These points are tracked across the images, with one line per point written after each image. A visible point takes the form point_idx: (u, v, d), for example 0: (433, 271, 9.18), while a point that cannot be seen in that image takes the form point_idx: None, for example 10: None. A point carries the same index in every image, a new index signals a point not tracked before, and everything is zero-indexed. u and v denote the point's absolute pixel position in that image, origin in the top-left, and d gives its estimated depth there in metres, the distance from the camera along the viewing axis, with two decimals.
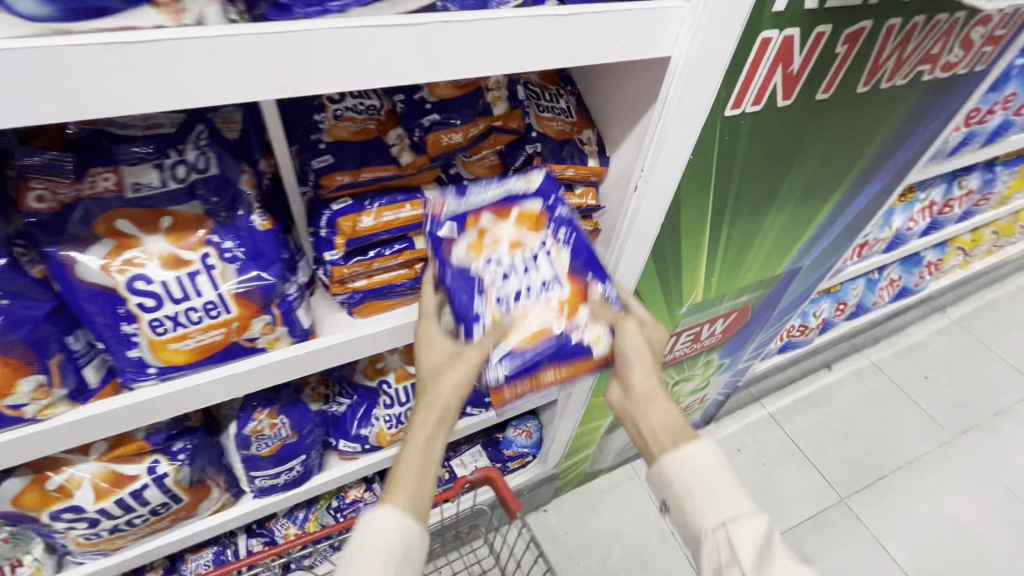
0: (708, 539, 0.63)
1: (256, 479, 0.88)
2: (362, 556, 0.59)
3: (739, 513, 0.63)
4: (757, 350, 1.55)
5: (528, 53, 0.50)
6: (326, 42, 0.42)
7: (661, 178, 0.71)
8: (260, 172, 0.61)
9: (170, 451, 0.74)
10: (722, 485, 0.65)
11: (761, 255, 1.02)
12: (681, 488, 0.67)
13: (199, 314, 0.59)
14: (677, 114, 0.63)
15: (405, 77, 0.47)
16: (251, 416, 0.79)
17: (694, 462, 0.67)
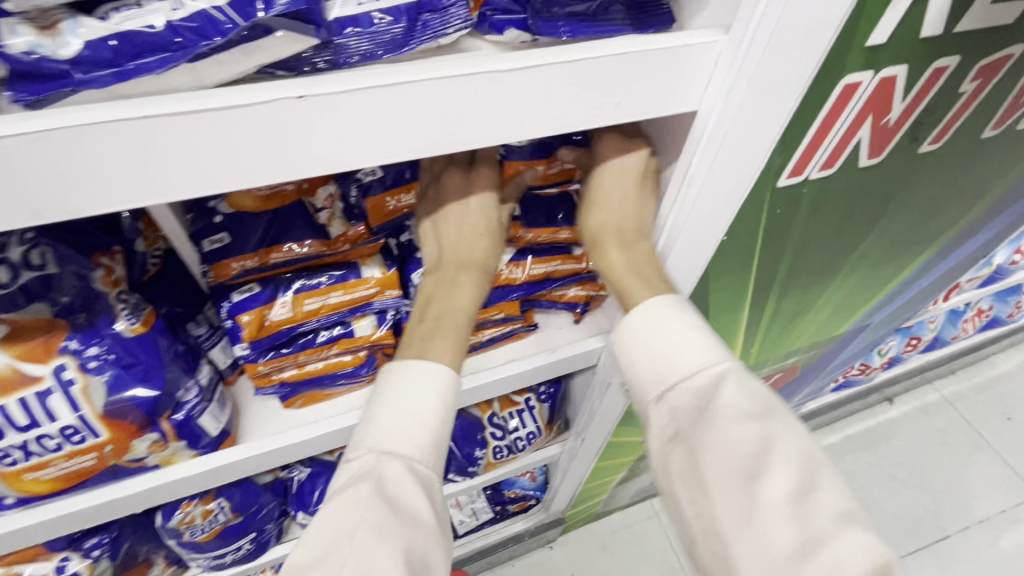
0: (654, 427, 0.47)
1: (197, 560, 0.77)
2: (404, 413, 0.47)
3: (685, 369, 0.46)
4: (806, 397, 1.33)
5: (458, 125, 0.33)
6: (112, 135, 0.27)
7: (682, 261, 0.51)
8: (140, 265, 0.52)
9: (81, 548, 0.65)
10: (671, 341, 0.47)
11: (817, 320, 0.80)
12: (625, 355, 0.49)
13: (57, 441, 0.46)
14: (705, 191, 0.44)
15: (264, 173, 0.32)
16: (177, 506, 0.69)
17: (659, 329, 0.47)
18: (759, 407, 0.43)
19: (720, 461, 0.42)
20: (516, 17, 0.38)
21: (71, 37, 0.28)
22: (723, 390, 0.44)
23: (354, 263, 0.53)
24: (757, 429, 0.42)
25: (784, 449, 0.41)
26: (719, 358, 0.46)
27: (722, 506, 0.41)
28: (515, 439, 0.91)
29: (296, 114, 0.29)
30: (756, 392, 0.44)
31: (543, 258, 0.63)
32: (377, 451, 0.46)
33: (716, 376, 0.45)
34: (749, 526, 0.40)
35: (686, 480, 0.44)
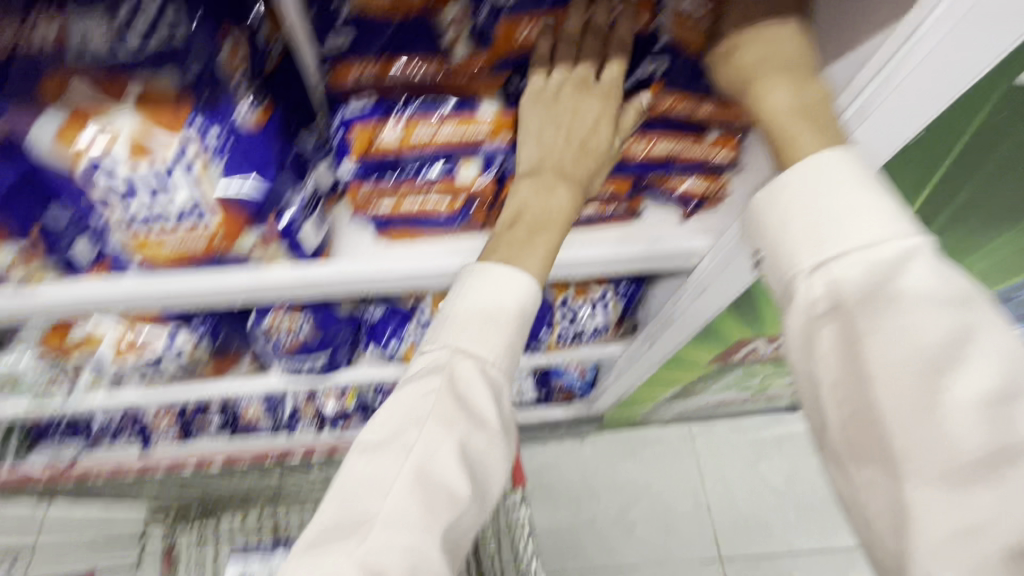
0: (805, 304, 0.41)
1: (280, 363, 0.86)
2: (495, 279, 0.54)
3: (866, 237, 0.40)
4: None
5: None
6: None
7: (856, 148, 0.45)
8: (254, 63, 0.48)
9: (190, 322, 0.75)
10: (843, 203, 0.40)
11: (957, 277, 0.71)
12: (781, 227, 0.43)
13: (176, 215, 0.48)
14: (924, 61, 0.37)
15: None
16: (269, 310, 0.75)
17: (821, 203, 0.41)
18: (956, 296, 0.37)
19: (897, 351, 0.37)
20: None
21: None
22: (910, 268, 0.38)
23: (472, 96, 0.50)
24: (953, 318, 0.37)
25: (987, 347, 0.36)
26: (908, 231, 0.39)
27: (882, 396, 0.38)
28: (581, 329, 0.90)
29: None
30: (953, 282, 0.38)
31: (672, 135, 0.55)
32: (453, 348, 0.54)
33: (902, 253, 0.39)
34: (932, 414, 0.36)
35: (836, 356, 0.40)
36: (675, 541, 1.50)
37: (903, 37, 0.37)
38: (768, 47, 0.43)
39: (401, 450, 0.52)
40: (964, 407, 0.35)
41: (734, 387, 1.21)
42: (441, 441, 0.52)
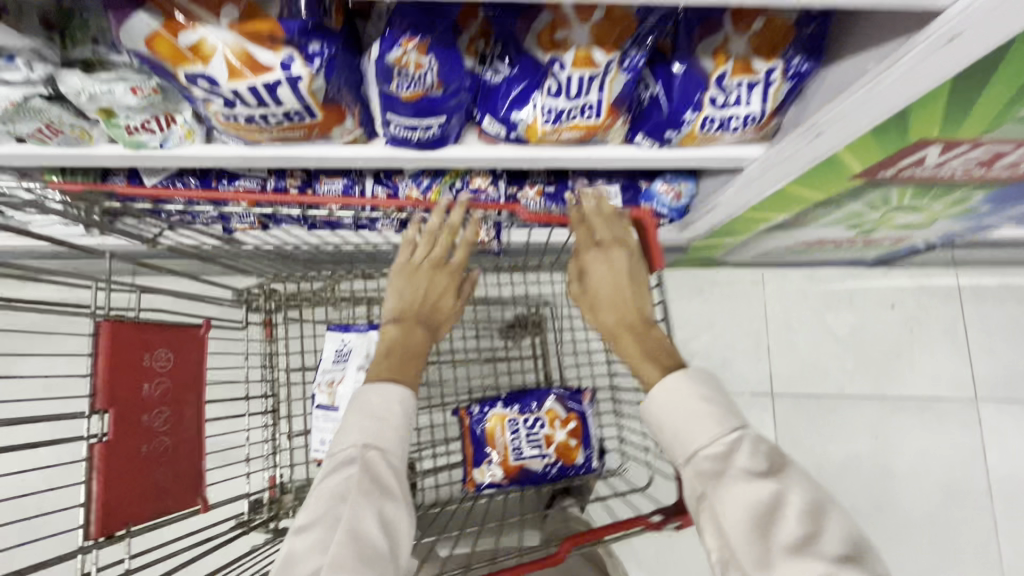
0: (688, 485, 0.64)
1: (391, 124, 0.77)
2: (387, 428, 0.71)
3: (705, 440, 0.64)
4: None
5: None
6: None
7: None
8: None
9: (305, 50, 0.63)
10: (691, 411, 0.66)
11: None
12: (662, 424, 0.67)
13: None
14: None
15: None
16: (397, 41, 0.63)
17: (675, 407, 0.67)
18: (767, 469, 0.60)
19: (735, 512, 0.59)
20: None
21: None
22: (739, 454, 0.62)
23: None
24: (769, 488, 0.58)
25: (795, 507, 0.57)
26: (733, 428, 0.64)
27: (729, 509, 0.59)
28: (730, 116, 0.78)
29: None
30: (767, 458, 0.61)
31: None
32: (364, 444, 0.69)
33: (729, 447, 0.62)
34: (767, 566, 0.56)
35: (713, 531, 0.61)
36: (729, 374, 1.54)
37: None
38: (600, 277, 0.81)
39: (331, 523, 0.63)
40: (795, 547, 0.55)
41: (845, 221, 1.12)
42: (364, 508, 0.64)
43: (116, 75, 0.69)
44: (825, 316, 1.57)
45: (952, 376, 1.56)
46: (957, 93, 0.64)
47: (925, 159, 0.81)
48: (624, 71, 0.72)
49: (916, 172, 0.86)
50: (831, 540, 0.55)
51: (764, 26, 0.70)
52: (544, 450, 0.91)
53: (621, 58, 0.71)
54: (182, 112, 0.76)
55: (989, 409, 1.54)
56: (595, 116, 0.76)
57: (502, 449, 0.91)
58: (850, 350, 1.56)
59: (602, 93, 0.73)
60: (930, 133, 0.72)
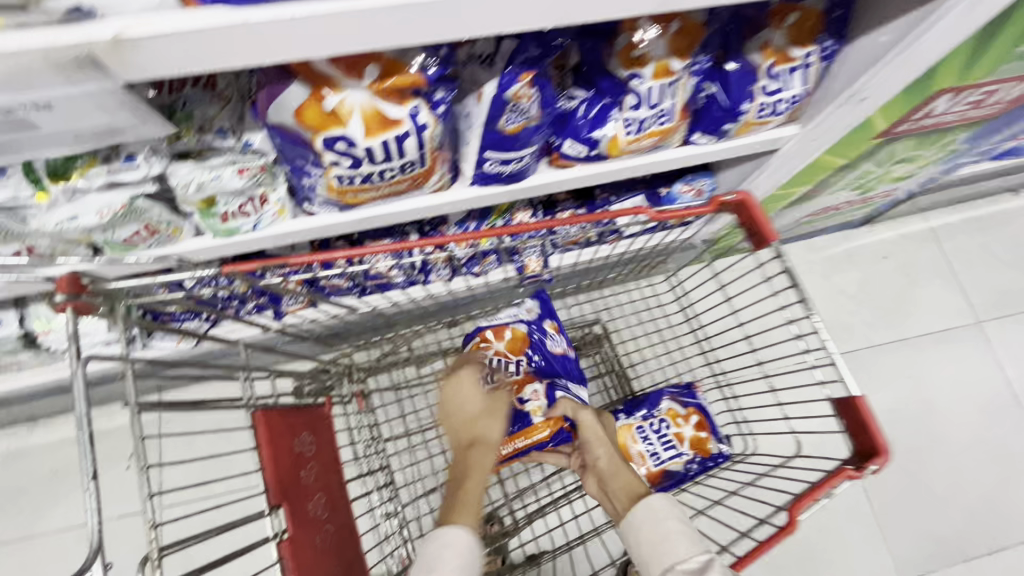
0: None
1: (484, 163, 0.80)
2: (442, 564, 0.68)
3: (681, 556, 0.68)
4: (993, 146, 1.29)
5: None
6: None
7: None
8: None
9: (431, 98, 0.64)
10: (667, 533, 0.71)
11: None
12: (636, 538, 0.73)
13: None
14: None
15: None
16: (516, 76, 0.68)
17: (657, 525, 0.72)
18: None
19: None
20: None
21: None
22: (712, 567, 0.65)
23: None
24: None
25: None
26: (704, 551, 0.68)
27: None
28: (779, 100, 0.87)
29: None
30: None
31: None
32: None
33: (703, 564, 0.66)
34: None
35: None
36: None
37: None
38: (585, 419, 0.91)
39: None
40: None
41: (854, 184, 1.26)
42: None
43: (221, 162, 0.68)
44: (831, 279, 1.71)
45: (952, 306, 1.73)
46: (977, 45, 0.75)
47: (934, 109, 0.94)
48: (694, 76, 0.80)
49: (925, 121, 0.99)
50: None
51: (797, 18, 0.81)
52: (681, 449, 0.92)
53: (690, 67, 0.79)
54: (278, 188, 0.75)
55: (990, 329, 1.71)
56: (668, 122, 0.83)
57: (639, 458, 0.92)
58: (862, 304, 1.70)
59: (675, 99, 0.80)
60: (948, 81, 0.83)
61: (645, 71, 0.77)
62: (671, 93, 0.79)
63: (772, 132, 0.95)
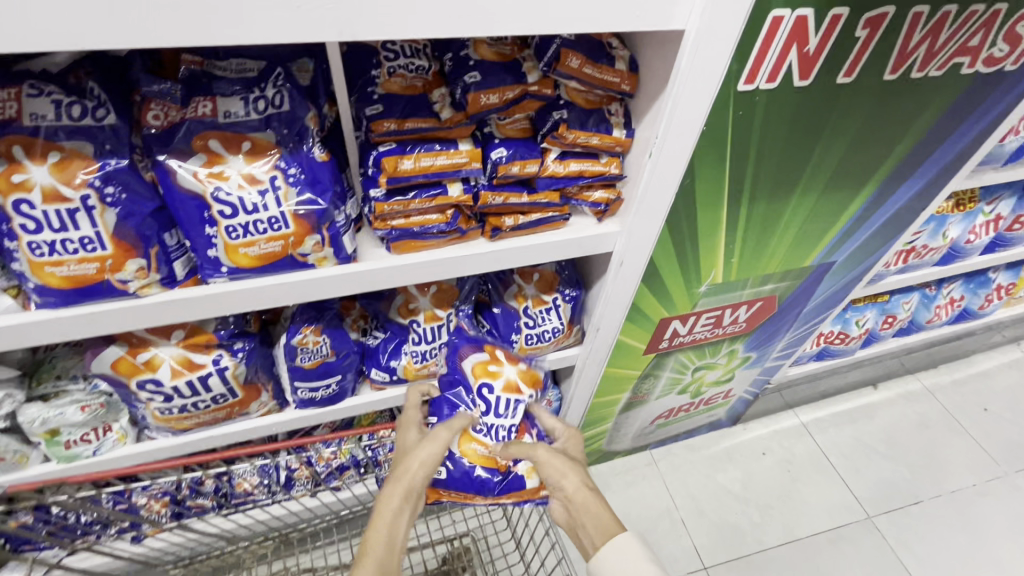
0: None
1: (297, 390, 1.00)
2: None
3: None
4: (788, 352, 1.54)
5: (559, 25, 0.60)
6: (379, 11, 0.53)
7: (686, 117, 0.72)
8: (323, 113, 0.73)
9: (231, 348, 0.89)
10: (640, 574, 0.72)
11: (788, 240, 1.04)
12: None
13: (264, 226, 0.71)
14: (689, 74, 0.68)
15: (426, 31, 0.56)
16: (299, 329, 0.93)
17: (633, 568, 0.74)
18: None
19: None
20: None
21: None
22: None
23: (454, 138, 0.79)
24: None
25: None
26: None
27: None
28: (543, 331, 1.12)
29: (453, 15, 0.55)
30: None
31: (578, 160, 0.87)
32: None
33: None
34: None
35: None
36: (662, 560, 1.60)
37: (684, 45, 0.66)
38: (547, 462, 0.89)
39: None
40: None
41: (673, 388, 1.46)
42: None
43: (68, 399, 0.88)
44: (715, 478, 1.77)
45: (840, 502, 1.76)
46: (656, 290, 1.04)
47: (678, 330, 1.20)
48: (460, 318, 1.07)
49: (681, 340, 1.24)
50: None
51: (539, 277, 1.13)
52: None
53: (456, 311, 1.07)
54: (121, 417, 0.94)
55: (884, 524, 1.72)
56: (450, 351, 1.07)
57: None
58: (749, 503, 1.73)
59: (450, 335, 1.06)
60: (663, 312, 1.11)
61: (419, 317, 1.04)
62: (443, 331, 1.05)
63: (555, 355, 1.19)
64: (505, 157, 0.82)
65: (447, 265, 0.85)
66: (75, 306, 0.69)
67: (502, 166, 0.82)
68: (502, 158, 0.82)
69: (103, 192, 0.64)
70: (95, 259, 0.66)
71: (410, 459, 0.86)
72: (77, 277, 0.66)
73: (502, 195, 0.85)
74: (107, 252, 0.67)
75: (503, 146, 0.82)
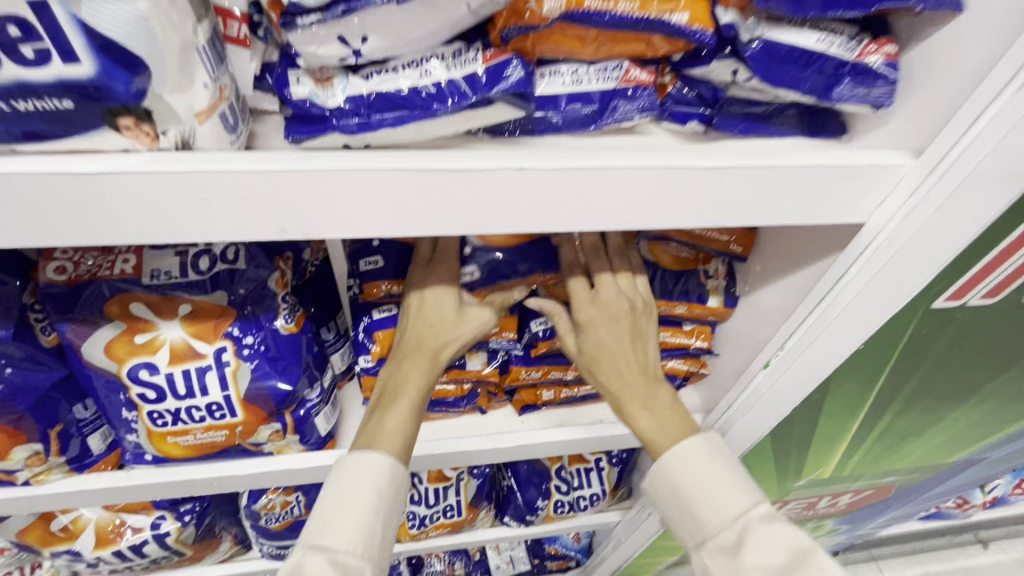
0: (698, 570, 0.48)
1: (264, 546, 0.80)
2: (341, 506, 0.45)
3: (717, 516, 0.47)
4: (889, 521, 1.21)
5: (655, 215, 0.36)
6: (348, 201, 0.31)
7: (839, 336, 0.47)
8: (307, 260, 0.57)
9: (176, 511, 0.69)
10: (709, 495, 0.48)
11: (934, 442, 0.74)
12: (673, 483, 0.49)
13: (202, 413, 0.51)
14: (860, 289, 0.42)
15: (430, 224, 0.33)
16: (264, 490, 0.73)
17: (693, 477, 0.48)
18: (789, 559, 0.43)
19: None
20: (697, 111, 0.40)
21: (339, 91, 0.34)
22: (754, 541, 0.44)
23: None
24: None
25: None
26: (752, 505, 0.47)
27: None
28: (577, 497, 0.89)
29: (475, 203, 0.32)
30: (790, 540, 0.44)
31: None
32: (307, 546, 0.43)
33: (750, 524, 0.46)
34: None
35: None
36: None
37: (860, 248, 0.41)
38: (603, 308, 0.54)
39: None
40: None
41: None
42: None
43: None
44: None
45: None
46: None
47: None
48: (474, 477, 0.84)
49: None
50: None
51: None
52: None
53: (471, 468, 0.85)
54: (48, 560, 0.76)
55: None
56: (456, 515, 0.85)
57: None
58: None
59: (459, 496, 0.84)
60: None
61: (423, 475, 0.83)
62: (450, 492, 0.83)
63: (591, 521, 0.94)
64: (548, 329, 0.60)
65: (458, 452, 0.61)
66: None
67: (542, 340, 0.61)
68: (544, 330, 0.60)
69: None
70: None
71: (441, 340, 0.52)
72: None
73: (542, 373, 0.63)
74: None
75: (547, 314, 0.60)
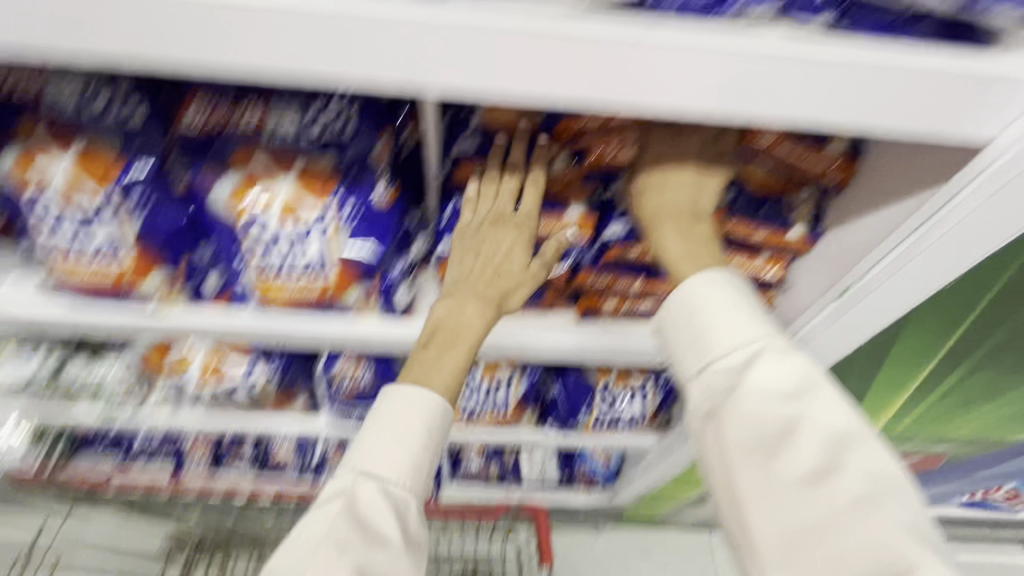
0: (693, 405, 0.51)
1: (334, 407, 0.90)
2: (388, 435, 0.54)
3: (727, 344, 0.49)
4: (931, 498, 1.19)
5: None
6: None
7: (933, 255, 0.50)
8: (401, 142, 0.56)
9: (266, 361, 0.80)
10: (719, 323, 0.50)
11: (1005, 413, 0.72)
12: (689, 314, 0.52)
13: (300, 268, 0.57)
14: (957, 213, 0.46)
15: None
16: (338, 358, 0.81)
17: (706, 304, 0.51)
18: (796, 387, 0.46)
19: (746, 435, 0.46)
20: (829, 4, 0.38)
21: None
22: (757, 369, 0.47)
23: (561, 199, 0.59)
24: (787, 411, 0.45)
25: (813, 430, 0.45)
26: (754, 337, 0.48)
27: (729, 425, 0.47)
28: (619, 414, 0.94)
29: None
30: (794, 375, 0.46)
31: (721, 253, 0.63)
32: (358, 469, 0.53)
33: (757, 352, 0.48)
34: (788, 547, 0.44)
35: (717, 470, 0.49)
36: None
37: (980, 167, 0.43)
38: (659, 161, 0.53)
39: None
40: (801, 491, 0.44)
41: None
42: (746, 469, 0.46)
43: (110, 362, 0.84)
44: None
45: None
46: None
47: None
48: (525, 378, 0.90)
49: None
50: (844, 485, 0.43)
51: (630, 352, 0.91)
52: None
53: (523, 370, 0.90)
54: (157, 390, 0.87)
55: None
56: (505, 409, 0.92)
57: None
58: None
59: (509, 393, 0.90)
60: None
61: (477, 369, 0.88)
62: (501, 390, 0.89)
63: (629, 440, 0.99)
64: (619, 237, 0.62)
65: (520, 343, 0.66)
66: (97, 308, 0.62)
67: (612, 247, 0.63)
68: (616, 237, 0.62)
69: (128, 198, 0.54)
70: (115, 267, 0.57)
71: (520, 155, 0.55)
72: (97, 284, 0.58)
73: (606, 280, 0.65)
74: (128, 261, 0.57)
75: (621, 222, 0.62)
